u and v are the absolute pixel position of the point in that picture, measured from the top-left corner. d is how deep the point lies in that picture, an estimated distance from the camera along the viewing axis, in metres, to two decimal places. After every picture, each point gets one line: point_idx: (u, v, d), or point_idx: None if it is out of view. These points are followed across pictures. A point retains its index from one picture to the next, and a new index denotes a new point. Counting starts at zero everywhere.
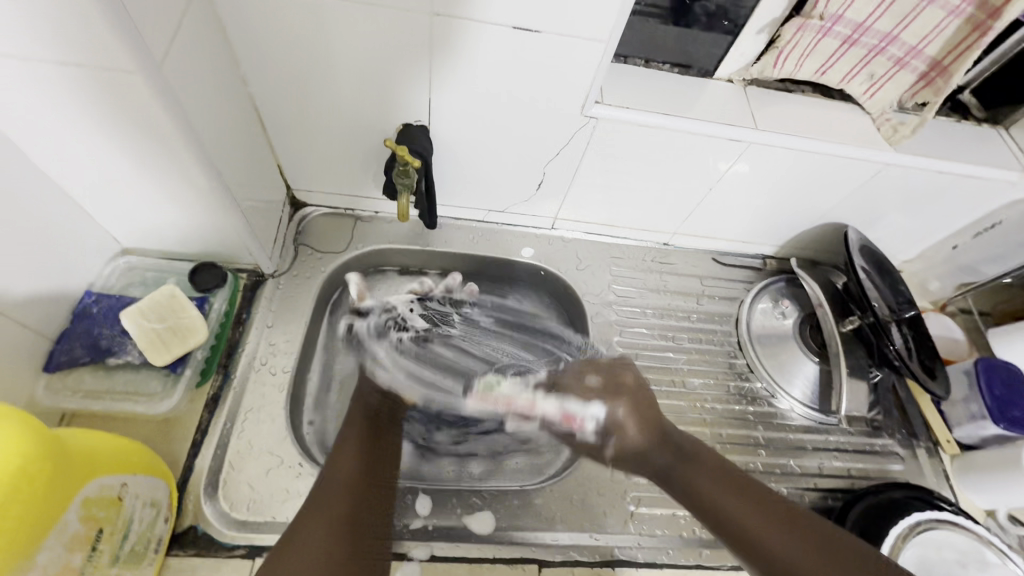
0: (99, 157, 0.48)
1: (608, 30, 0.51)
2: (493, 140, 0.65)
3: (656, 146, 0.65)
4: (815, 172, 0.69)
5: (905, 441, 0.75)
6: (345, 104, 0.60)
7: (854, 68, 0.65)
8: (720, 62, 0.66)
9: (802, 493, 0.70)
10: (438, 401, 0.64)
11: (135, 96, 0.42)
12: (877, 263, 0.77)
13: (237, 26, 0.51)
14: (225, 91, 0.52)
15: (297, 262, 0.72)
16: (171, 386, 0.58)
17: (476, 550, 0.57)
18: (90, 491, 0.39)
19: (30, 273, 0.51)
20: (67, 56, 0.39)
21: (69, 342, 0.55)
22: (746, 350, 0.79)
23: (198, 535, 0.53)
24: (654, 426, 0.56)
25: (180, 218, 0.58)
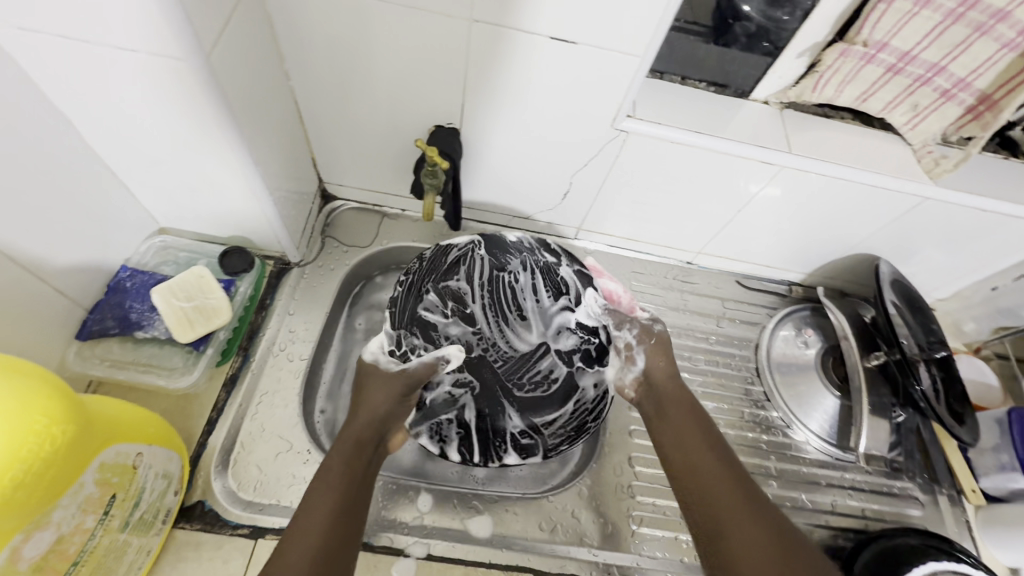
0: (145, 138, 0.51)
1: (644, 45, 0.51)
2: (523, 147, 0.65)
3: (685, 164, 0.65)
4: (848, 201, 0.68)
5: (926, 486, 0.72)
6: (380, 103, 0.61)
7: (898, 97, 0.63)
8: (757, 83, 0.65)
9: (812, 528, 0.68)
10: (521, 289, 0.70)
11: (183, 81, 0.44)
12: (909, 299, 0.74)
13: (284, 22, 0.52)
14: (267, 83, 0.54)
15: (323, 253, 0.74)
16: (192, 363, 0.59)
17: (472, 553, 0.57)
18: (107, 457, 0.41)
19: (72, 244, 0.54)
20: (123, 42, 0.41)
21: (101, 313, 0.57)
22: (764, 377, 0.77)
23: (205, 510, 0.54)
24: (671, 375, 0.65)
25: (214, 203, 0.60)
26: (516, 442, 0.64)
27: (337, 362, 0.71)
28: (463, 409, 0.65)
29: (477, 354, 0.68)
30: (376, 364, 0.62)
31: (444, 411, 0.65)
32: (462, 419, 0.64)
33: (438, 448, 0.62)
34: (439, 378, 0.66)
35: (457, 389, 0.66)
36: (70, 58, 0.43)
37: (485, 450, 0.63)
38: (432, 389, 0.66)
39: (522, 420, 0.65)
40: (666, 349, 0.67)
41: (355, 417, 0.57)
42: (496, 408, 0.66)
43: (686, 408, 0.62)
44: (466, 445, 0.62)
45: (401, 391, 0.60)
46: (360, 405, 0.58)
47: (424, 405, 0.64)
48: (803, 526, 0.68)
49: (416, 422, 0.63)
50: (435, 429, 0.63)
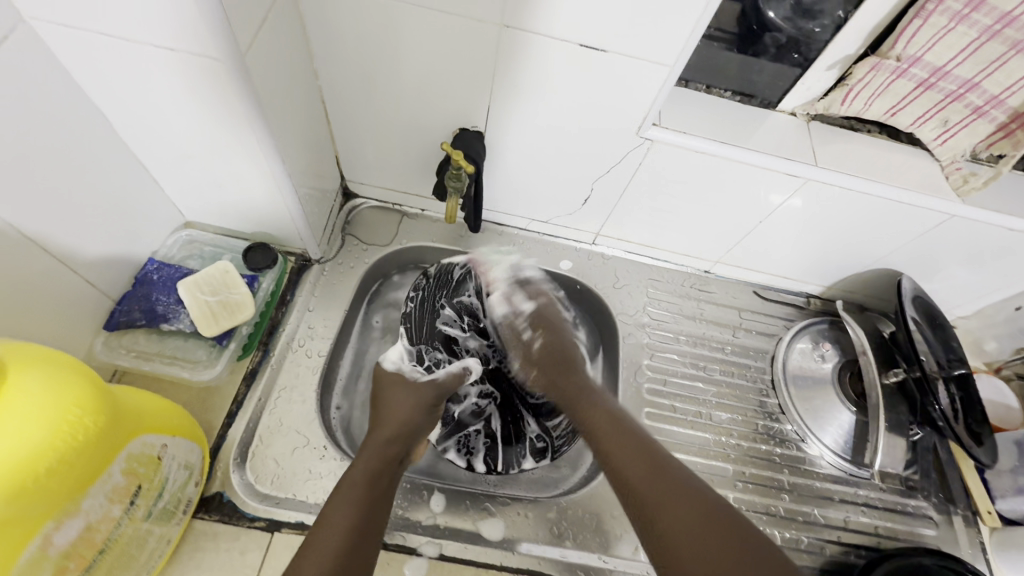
0: (175, 133, 0.52)
1: (675, 54, 0.51)
2: (545, 152, 0.65)
3: (709, 174, 0.64)
4: (871, 216, 0.67)
5: (941, 506, 0.71)
6: (406, 105, 0.62)
7: (928, 112, 0.62)
8: (784, 94, 0.64)
9: (824, 544, 0.68)
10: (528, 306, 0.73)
11: (217, 79, 0.44)
12: (930, 316, 0.74)
13: (315, 22, 0.53)
14: (296, 83, 0.55)
15: (343, 250, 0.75)
16: (215, 357, 0.61)
17: (483, 555, 0.58)
18: (134, 448, 0.41)
19: (103, 236, 0.55)
20: (161, 40, 0.41)
21: (129, 304, 0.58)
22: (778, 390, 0.77)
23: (223, 502, 0.55)
24: (549, 367, 0.67)
25: (240, 199, 0.60)
26: (535, 448, 0.68)
27: (354, 358, 0.72)
28: (489, 420, 0.70)
29: (495, 363, 0.74)
30: (400, 374, 0.64)
31: (472, 424, 0.70)
32: (488, 429, 0.70)
33: (466, 461, 0.66)
34: (466, 392, 0.72)
35: (482, 400, 0.72)
36: (108, 54, 0.43)
37: (507, 457, 0.67)
38: (459, 403, 0.71)
39: (536, 423, 0.70)
40: (555, 359, 0.67)
41: (382, 427, 0.58)
42: (515, 414, 0.71)
43: (600, 402, 0.60)
44: (493, 452, 0.68)
45: (430, 403, 0.62)
46: (387, 417, 0.59)
47: (452, 418, 0.69)
48: (814, 541, 0.68)
49: (443, 438, 0.68)
50: (462, 443, 0.68)
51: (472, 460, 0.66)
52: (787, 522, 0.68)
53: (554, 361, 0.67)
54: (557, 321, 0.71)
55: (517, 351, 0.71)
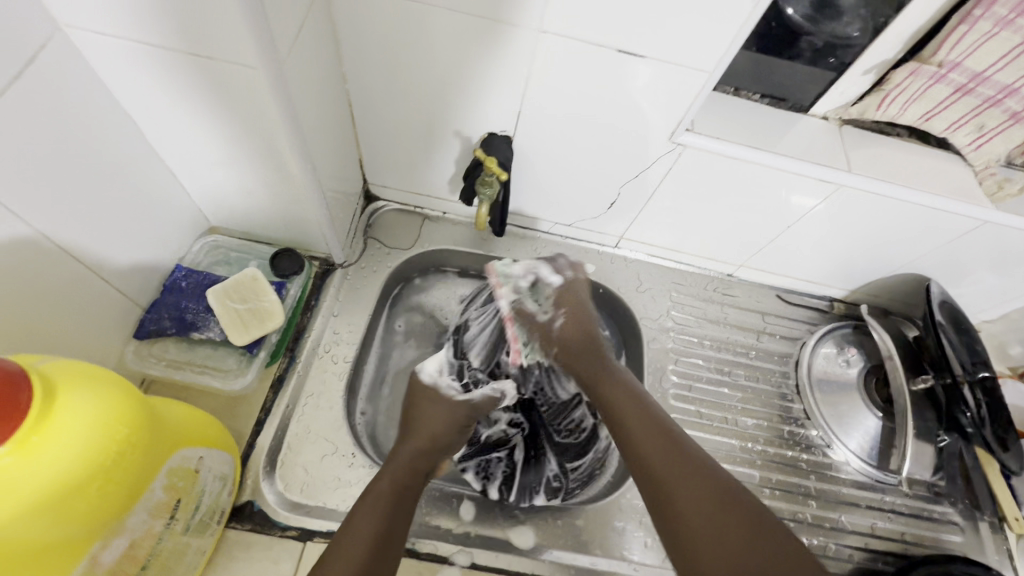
0: (204, 141, 0.51)
1: (716, 61, 0.50)
2: (573, 156, 0.64)
3: (740, 179, 0.64)
4: (901, 221, 0.66)
5: (967, 512, 0.71)
6: (435, 108, 0.61)
7: (963, 118, 0.61)
8: (818, 99, 0.63)
9: (851, 551, 0.68)
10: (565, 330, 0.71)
11: (253, 88, 0.44)
12: (956, 320, 0.71)
13: (347, 25, 0.52)
14: (327, 89, 0.54)
15: (365, 254, 0.74)
16: (245, 365, 0.60)
17: (514, 564, 0.58)
18: (174, 462, 0.41)
19: (133, 244, 0.54)
20: (199, 50, 0.41)
21: (159, 312, 0.57)
22: (803, 395, 0.77)
23: (254, 511, 0.55)
24: (581, 342, 0.61)
25: (267, 203, 0.60)
26: (550, 488, 0.63)
27: (377, 363, 0.72)
28: (514, 449, 0.66)
29: (528, 395, 0.68)
30: (436, 386, 0.62)
31: (496, 449, 0.65)
32: (510, 456, 0.65)
33: (481, 485, 0.62)
34: (496, 416, 0.68)
35: (511, 428, 0.67)
36: (144, 63, 0.43)
37: (523, 491, 0.62)
38: (488, 426, 0.67)
39: (557, 463, 0.65)
40: (578, 340, 0.61)
41: (413, 439, 0.56)
42: (539, 448, 0.66)
43: (622, 384, 0.57)
44: (508, 483, 0.63)
45: (462, 421, 0.60)
46: (419, 431, 0.57)
47: (478, 439, 0.65)
48: (841, 548, 0.68)
49: (465, 457, 0.63)
50: (482, 466, 0.63)
51: (486, 487, 0.62)
52: (814, 528, 0.68)
53: (582, 343, 0.61)
54: (580, 295, 0.63)
55: (534, 334, 0.63)
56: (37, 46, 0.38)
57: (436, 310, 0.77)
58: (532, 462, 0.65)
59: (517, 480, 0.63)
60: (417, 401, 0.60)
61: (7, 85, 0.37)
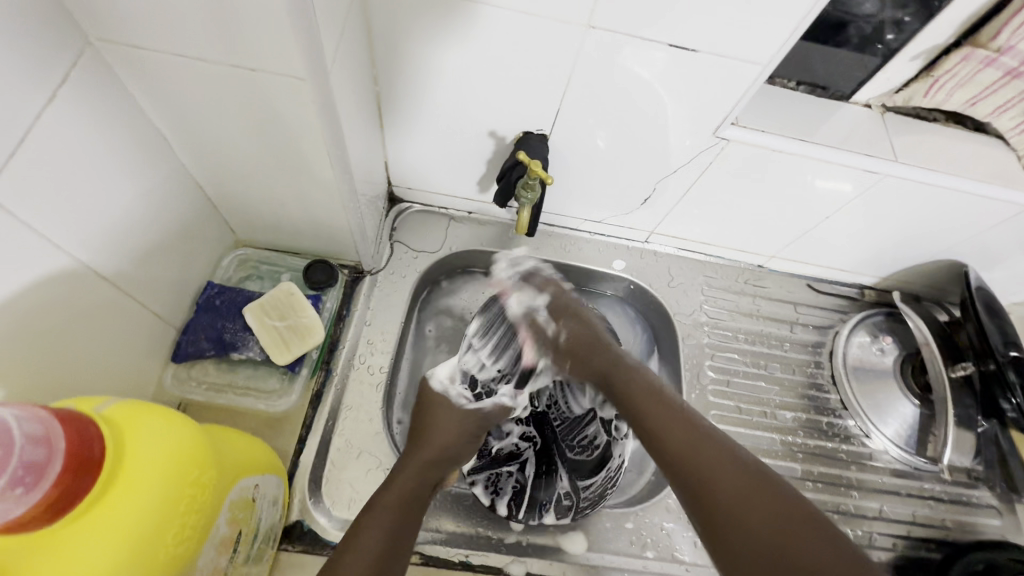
0: (236, 153, 0.49)
1: (770, 54, 0.49)
2: (610, 151, 0.63)
3: (781, 172, 0.62)
4: (943, 210, 0.65)
5: (1005, 495, 0.72)
6: (469, 108, 0.58)
7: (1009, 103, 0.59)
8: (861, 86, 0.62)
9: (894, 539, 0.68)
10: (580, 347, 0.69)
11: (295, 99, 0.41)
12: (990, 307, 0.70)
13: (381, 24, 0.49)
14: (361, 92, 0.52)
15: (393, 259, 0.71)
16: (288, 385, 0.59)
17: (569, 570, 0.58)
18: (235, 495, 0.40)
19: (166, 263, 0.52)
20: (242, 61, 0.38)
21: (195, 333, 0.56)
22: (840, 385, 0.76)
23: (304, 530, 0.54)
24: (590, 344, 0.62)
25: (299, 213, 0.57)
26: (560, 506, 0.60)
27: (410, 372, 0.69)
28: (525, 464, 0.63)
29: (540, 408, 0.67)
30: (446, 394, 0.60)
31: (507, 463, 0.63)
32: (521, 471, 0.62)
33: (490, 500, 0.59)
34: (508, 429, 0.66)
35: (523, 443, 0.65)
36: (179, 77, 0.41)
37: (532, 508, 0.60)
38: (499, 438, 0.65)
39: (569, 481, 0.62)
40: (579, 345, 0.62)
41: (422, 447, 0.54)
42: (550, 465, 0.63)
43: (637, 372, 0.56)
44: (517, 499, 0.60)
45: (473, 430, 0.59)
46: (427, 441, 0.55)
47: (489, 451, 0.63)
48: (884, 536, 0.68)
49: (475, 469, 0.61)
50: (492, 480, 0.61)
51: (495, 503, 0.59)
52: (857, 518, 0.69)
53: (586, 350, 0.61)
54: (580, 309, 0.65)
55: (547, 348, 0.65)
56: (69, 62, 0.37)
57: (466, 313, 0.74)
58: (543, 479, 0.62)
59: (526, 496, 0.60)
60: (429, 407, 0.59)
61: (41, 107, 0.35)
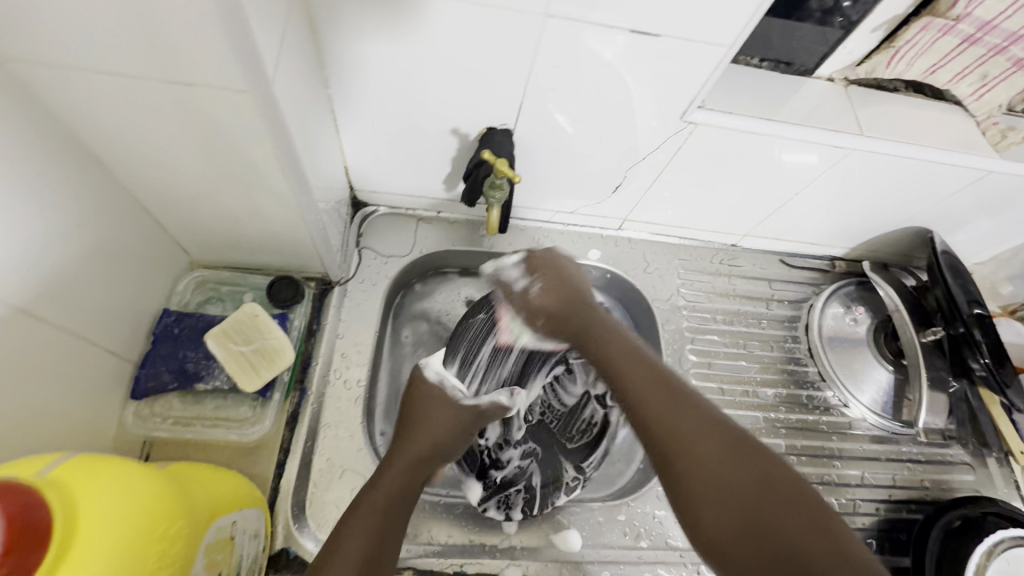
0: (177, 172, 0.45)
1: (733, 35, 0.47)
2: (578, 142, 0.61)
3: (749, 153, 0.61)
4: (909, 179, 0.65)
5: (977, 451, 0.75)
6: (427, 106, 0.56)
7: (967, 68, 0.60)
8: (823, 60, 0.62)
9: (876, 504, 0.70)
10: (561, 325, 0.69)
11: (235, 112, 0.38)
12: (955, 270, 0.71)
13: (327, 19, 0.46)
14: (311, 97, 0.49)
15: (362, 267, 0.68)
16: (261, 411, 0.57)
17: (566, 569, 0.58)
18: (212, 537, 0.39)
19: (113, 295, 0.49)
20: (173, 75, 0.35)
21: (154, 366, 0.53)
22: (817, 357, 0.77)
23: (291, 558, 0.52)
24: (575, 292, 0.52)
25: (256, 227, 0.54)
26: (569, 488, 0.61)
27: (390, 381, 0.67)
28: (530, 475, 0.62)
29: (534, 420, 0.66)
30: (441, 385, 0.57)
31: (513, 481, 0.61)
32: (529, 482, 0.61)
33: (506, 515, 0.59)
34: (507, 454, 0.63)
35: (524, 460, 0.63)
36: (106, 97, 0.37)
37: (545, 496, 0.60)
38: (499, 467, 0.62)
39: (573, 466, 0.64)
40: (559, 291, 0.53)
41: (413, 443, 0.51)
42: (555, 464, 0.64)
43: (616, 336, 0.47)
44: (530, 501, 0.60)
45: (467, 424, 0.56)
46: (418, 435, 0.52)
47: (493, 480, 0.60)
48: (867, 502, 0.70)
49: (483, 497, 0.59)
50: (503, 500, 0.60)
51: (510, 514, 0.59)
52: (840, 488, 0.70)
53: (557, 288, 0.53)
54: (557, 258, 0.55)
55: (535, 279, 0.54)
56: None
57: (442, 316, 0.72)
58: (551, 478, 0.62)
59: (540, 497, 0.60)
60: (413, 403, 0.56)
61: None
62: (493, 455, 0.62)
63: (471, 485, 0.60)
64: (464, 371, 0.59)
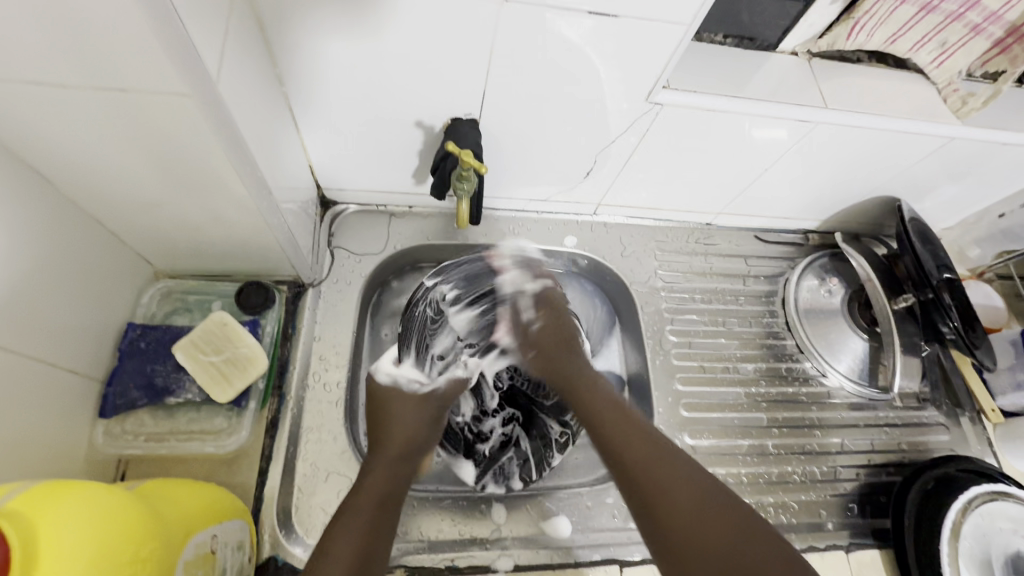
0: (128, 185, 0.44)
1: (691, 14, 0.47)
2: (546, 128, 0.60)
3: (716, 130, 0.61)
4: (875, 149, 0.66)
5: (951, 411, 0.77)
6: (387, 101, 0.55)
7: (927, 36, 0.61)
8: (785, 34, 0.62)
9: (857, 469, 0.72)
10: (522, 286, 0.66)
11: (181, 120, 0.37)
12: (923, 236, 0.72)
13: (274, 18, 0.45)
14: (264, 97, 0.47)
15: (334, 267, 0.67)
16: (236, 421, 0.56)
17: (557, 556, 0.58)
18: (189, 554, 0.39)
19: (72, 315, 0.48)
20: (108, 82, 0.34)
21: (122, 383, 0.52)
22: (794, 330, 0.78)
23: (279, 565, 0.52)
24: (568, 333, 0.59)
25: (220, 235, 0.53)
26: (560, 445, 0.62)
27: None
28: (518, 442, 0.62)
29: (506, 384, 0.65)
30: (395, 386, 0.58)
31: (502, 451, 0.62)
32: (517, 448, 0.62)
33: (506, 487, 0.60)
34: (489, 427, 0.64)
35: (507, 427, 0.64)
36: (43, 109, 0.36)
37: (538, 463, 0.61)
38: (483, 439, 0.63)
39: (557, 422, 0.62)
40: (551, 340, 0.58)
41: (384, 444, 0.52)
42: (538, 425, 0.63)
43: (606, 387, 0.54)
44: (525, 466, 0.61)
45: (434, 417, 0.57)
46: (389, 436, 0.53)
47: (481, 455, 0.62)
48: (848, 468, 0.72)
49: (479, 474, 0.61)
50: (498, 472, 0.61)
51: (509, 482, 0.61)
52: (821, 456, 0.72)
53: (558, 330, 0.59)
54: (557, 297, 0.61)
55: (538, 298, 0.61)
56: None
57: None
58: (539, 442, 0.62)
59: (533, 462, 0.61)
60: (382, 403, 0.56)
61: None
62: (475, 429, 0.63)
63: (462, 466, 0.61)
64: (421, 361, 0.61)
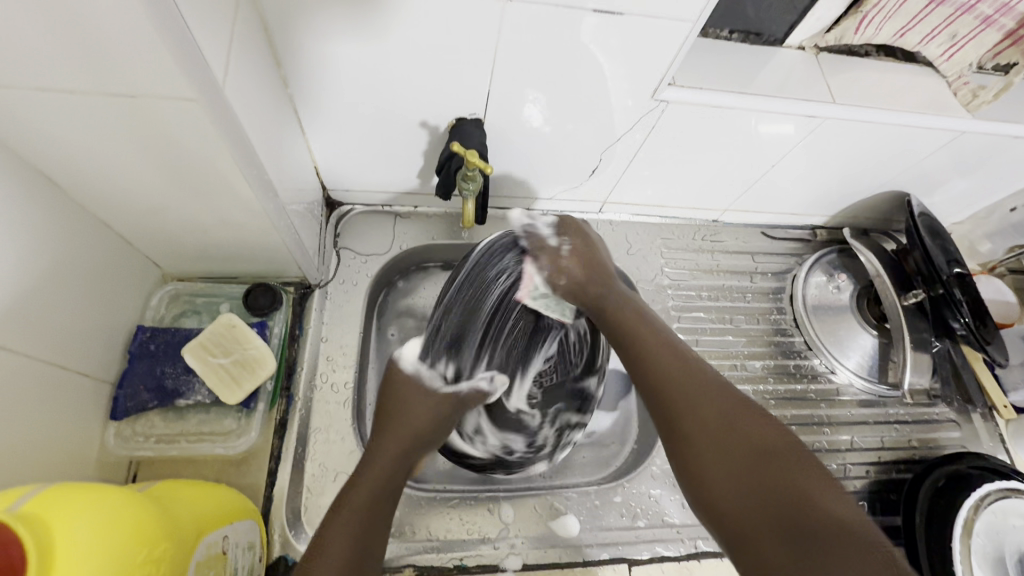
0: (135, 187, 0.44)
1: (697, 11, 0.47)
2: (551, 126, 0.60)
3: (723, 126, 0.61)
4: (884, 144, 0.65)
5: (962, 407, 0.77)
6: (391, 101, 0.54)
7: (937, 28, 0.60)
8: (792, 29, 0.61)
9: (867, 467, 0.71)
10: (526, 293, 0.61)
11: (187, 124, 0.37)
12: (933, 232, 0.72)
13: (279, 20, 0.45)
14: (270, 99, 0.47)
15: (341, 268, 0.67)
16: (246, 422, 0.56)
17: (566, 554, 0.58)
18: (201, 555, 0.39)
19: (82, 319, 0.48)
20: (115, 88, 0.34)
21: (132, 385, 0.53)
22: (803, 327, 0.78)
23: (288, 564, 0.52)
24: (601, 267, 0.58)
25: (226, 237, 0.53)
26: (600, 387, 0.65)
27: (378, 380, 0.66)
28: (569, 420, 0.63)
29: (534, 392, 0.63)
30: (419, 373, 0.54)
31: (563, 436, 0.63)
32: (570, 423, 0.63)
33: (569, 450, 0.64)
34: (540, 438, 0.63)
35: (556, 423, 0.63)
36: (51, 115, 0.36)
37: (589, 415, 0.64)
38: (540, 443, 0.62)
39: (592, 377, 0.64)
40: (583, 262, 0.56)
41: (390, 431, 0.50)
42: (578, 393, 0.64)
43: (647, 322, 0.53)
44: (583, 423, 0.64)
45: (449, 411, 0.54)
46: (396, 423, 0.51)
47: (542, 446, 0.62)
48: (858, 465, 0.71)
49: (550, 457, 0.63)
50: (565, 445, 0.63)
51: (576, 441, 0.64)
52: (831, 454, 0.71)
53: (586, 267, 0.56)
54: (586, 234, 0.60)
55: (544, 257, 0.56)
56: None
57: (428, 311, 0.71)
58: (584, 405, 0.64)
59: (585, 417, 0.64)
60: (393, 402, 0.53)
61: None
62: (531, 447, 0.62)
63: (536, 466, 0.62)
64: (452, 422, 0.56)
